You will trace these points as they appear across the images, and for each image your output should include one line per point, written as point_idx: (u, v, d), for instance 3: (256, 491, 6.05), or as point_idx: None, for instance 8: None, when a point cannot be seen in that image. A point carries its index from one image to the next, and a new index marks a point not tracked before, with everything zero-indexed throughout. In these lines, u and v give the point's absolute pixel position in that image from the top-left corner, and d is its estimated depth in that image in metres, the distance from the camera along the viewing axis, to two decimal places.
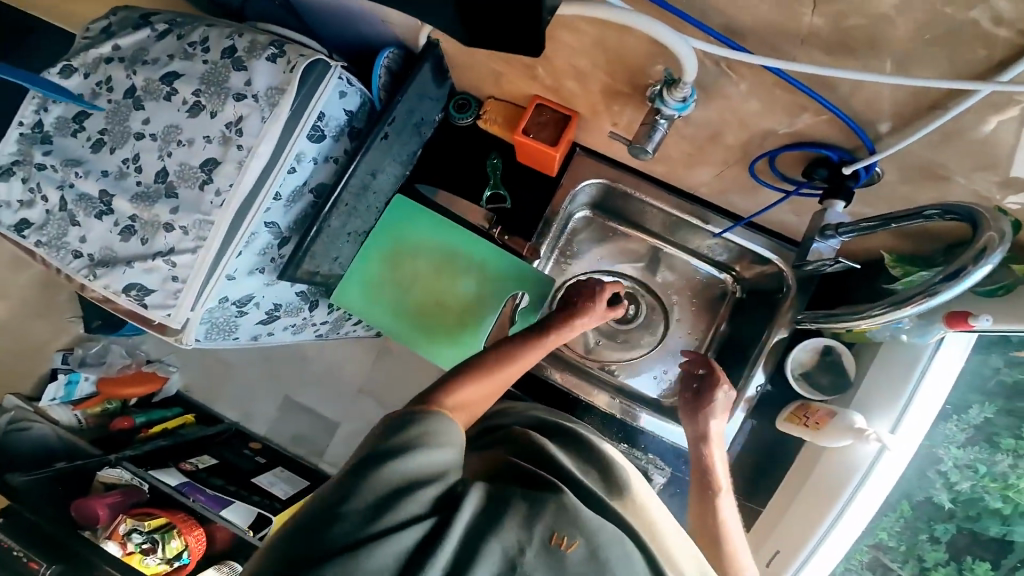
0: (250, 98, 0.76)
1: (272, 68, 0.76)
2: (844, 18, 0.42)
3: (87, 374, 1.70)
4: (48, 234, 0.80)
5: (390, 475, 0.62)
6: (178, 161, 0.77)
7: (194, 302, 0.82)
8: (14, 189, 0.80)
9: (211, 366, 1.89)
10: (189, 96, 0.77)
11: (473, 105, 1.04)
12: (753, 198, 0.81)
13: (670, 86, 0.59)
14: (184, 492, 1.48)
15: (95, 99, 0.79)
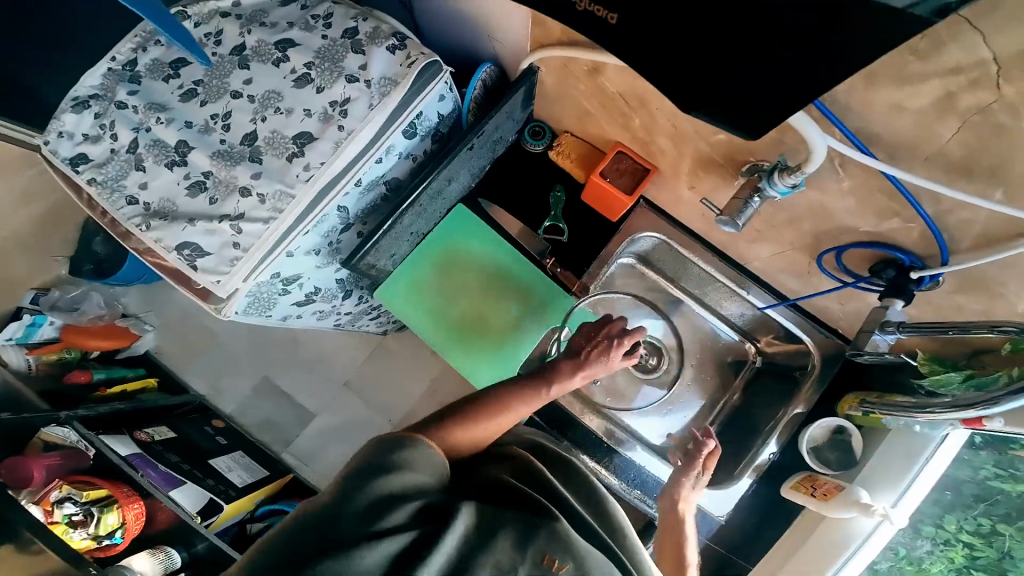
0: (362, 83, 0.78)
1: (390, 58, 0.79)
2: (978, 149, 0.48)
3: (54, 319, 1.51)
4: (106, 175, 0.77)
5: (387, 482, 0.66)
6: (271, 127, 0.78)
7: (247, 274, 0.78)
8: (85, 122, 0.78)
9: (190, 331, 1.77)
10: (300, 66, 0.79)
11: (548, 134, 1.07)
12: (806, 281, 0.88)
13: (784, 171, 0.64)
14: (134, 465, 1.34)
15: (200, 51, 0.81)
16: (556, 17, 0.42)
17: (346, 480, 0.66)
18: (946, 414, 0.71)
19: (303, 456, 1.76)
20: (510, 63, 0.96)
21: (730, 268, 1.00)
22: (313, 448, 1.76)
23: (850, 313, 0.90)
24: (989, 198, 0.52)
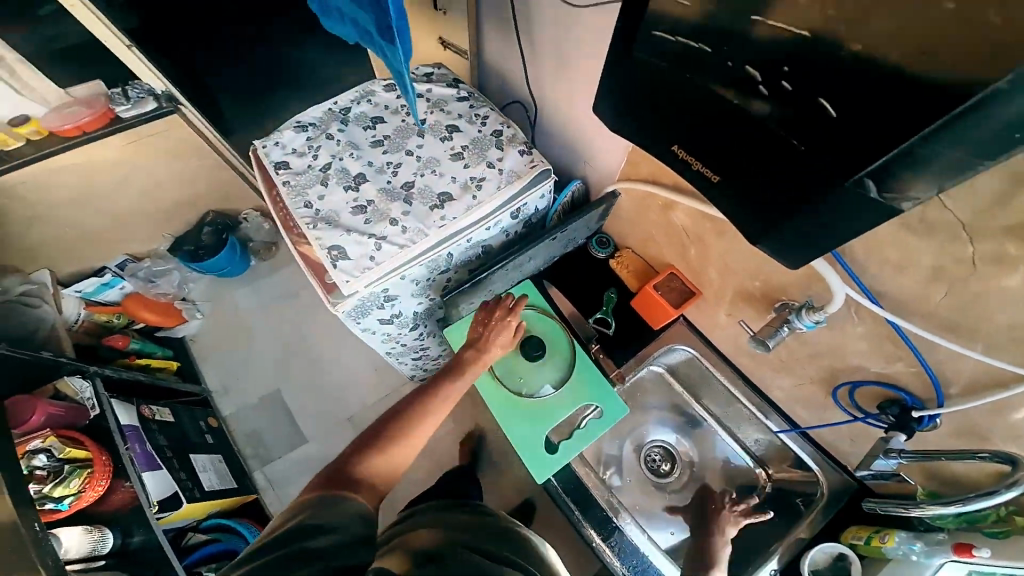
0: (496, 168, 1.05)
1: (520, 158, 1.06)
2: (964, 311, 0.67)
3: (126, 285, 1.63)
4: (299, 182, 1.04)
5: (302, 543, 0.67)
6: (426, 181, 1.03)
7: (371, 281, 0.96)
8: (298, 140, 1.10)
9: (230, 328, 1.86)
10: (459, 146, 1.07)
11: (611, 246, 1.26)
12: (819, 414, 1.01)
13: (810, 308, 0.83)
14: (124, 436, 1.31)
15: (393, 115, 1.13)
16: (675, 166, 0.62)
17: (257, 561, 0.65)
18: (934, 509, 0.81)
19: (277, 482, 1.72)
20: (594, 184, 1.26)
21: (753, 393, 1.12)
22: (289, 475, 1.73)
23: (858, 452, 1.00)
24: (974, 349, 0.69)
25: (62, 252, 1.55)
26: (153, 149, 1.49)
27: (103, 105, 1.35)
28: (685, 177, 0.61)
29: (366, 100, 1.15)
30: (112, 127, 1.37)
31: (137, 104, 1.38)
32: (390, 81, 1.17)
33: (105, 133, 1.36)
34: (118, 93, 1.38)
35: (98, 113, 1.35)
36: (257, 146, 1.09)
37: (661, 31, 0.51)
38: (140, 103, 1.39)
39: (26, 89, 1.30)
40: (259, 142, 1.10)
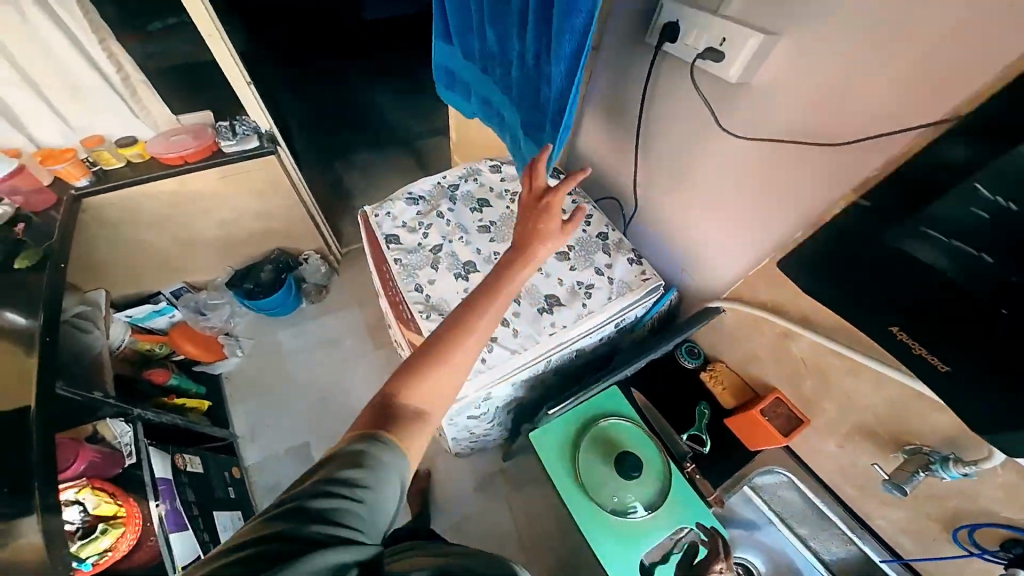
0: (607, 277, 1.03)
1: (630, 268, 1.05)
2: None
3: (176, 314, 1.59)
4: (410, 262, 1.04)
5: (316, 506, 0.55)
6: (531, 281, 1.02)
7: (479, 386, 0.93)
8: (409, 214, 1.13)
9: (270, 367, 1.76)
10: (564, 246, 1.08)
11: (702, 357, 1.24)
12: (933, 552, 0.97)
13: (958, 460, 0.82)
14: (157, 491, 1.17)
15: (498, 199, 1.16)
16: (886, 343, 0.62)
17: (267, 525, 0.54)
18: None
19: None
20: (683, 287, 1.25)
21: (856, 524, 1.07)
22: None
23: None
24: None
25: (125, 272, 1.50)
26: (244, 185, 1.48)
27: (209, 138, 1.35)
28: (910, 365, 0.60)
29: (472, 179, 1.19)
30: (211, 159, 1.36)
31: (241, 140, 1.39)
32: (495, 161, 1.23)
33: (203, 165, 1.35)
34: (226, 127, 1.38)
35: (199, 145, 1.34)
36: (370, 214, 1.12)
37: (937, 231, 0.52)
38: (244, 140, 1.39)
39: (145, 113, 1.31)
40: (373, 209, 1.13)
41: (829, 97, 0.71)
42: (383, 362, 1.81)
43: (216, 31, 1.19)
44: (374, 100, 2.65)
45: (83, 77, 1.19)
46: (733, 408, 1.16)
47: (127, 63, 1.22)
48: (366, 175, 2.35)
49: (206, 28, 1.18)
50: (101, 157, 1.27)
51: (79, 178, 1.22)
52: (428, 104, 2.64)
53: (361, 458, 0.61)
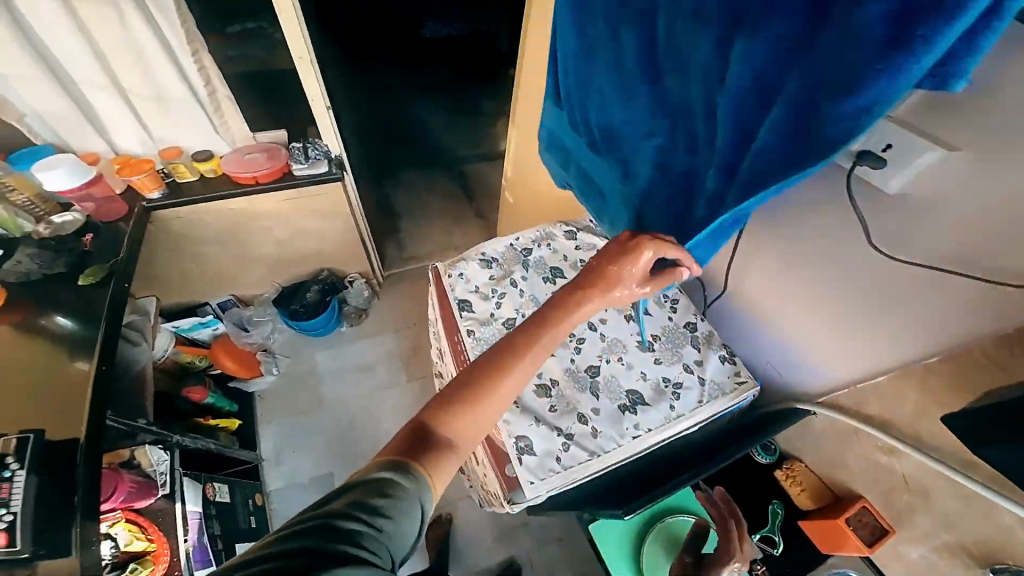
0: (696, 377, 0.94)
1: (723, 367, 0.94)
2: None
3: (220, 327, 1.55)
4: (483, 335, 1.01)
5: (342, 528, 0.49)
6: (610, 372, 0.94)
7: (554, 488, 0.85)
8: (482, 277, 1.10)
9: (304, 390, 1.69)
10: (647, 333, 0.98)
11: (778, 452, 1.16)
12: None
13: None
14: (188, 525, 1.10)
15: (572, 270, 1.11)
16: None
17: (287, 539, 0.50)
18: None
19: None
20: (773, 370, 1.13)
21: None
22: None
23: None
24: None
25: (179, 285, 1.49)
26: (303, 207, 1.44)
27: (283, 161, 1.32)
28: None
29: (546, 244, 1.15)
30: (281, 180, 1.33)
31: (312, 164, 1.36)
32: (570, 227, 1.18)
33: (273, 187, 1.32)
34: (299, 149, 1.36)
35: (271, 165, 1.31)
36: (445, 275, 1.11)
37: None
38: (313, 164, 1.35)
39: (224, 129, 1.29)
40: (447, 268, 1.12)
41: (989, 224, 0.61)
42: (415, 396, 1.71)
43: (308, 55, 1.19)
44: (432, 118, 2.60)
45: (171, 89, 1.16)
46: (807, 510, 1.06)
47: (215, 78, 1.19)
48: (416, 197, 2.35)
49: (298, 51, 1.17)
50: (176, 169, 1.26)
51: (151, 189, 1.21)
52: (485, 127, 2.57)
53: (395, 477, 0.54)
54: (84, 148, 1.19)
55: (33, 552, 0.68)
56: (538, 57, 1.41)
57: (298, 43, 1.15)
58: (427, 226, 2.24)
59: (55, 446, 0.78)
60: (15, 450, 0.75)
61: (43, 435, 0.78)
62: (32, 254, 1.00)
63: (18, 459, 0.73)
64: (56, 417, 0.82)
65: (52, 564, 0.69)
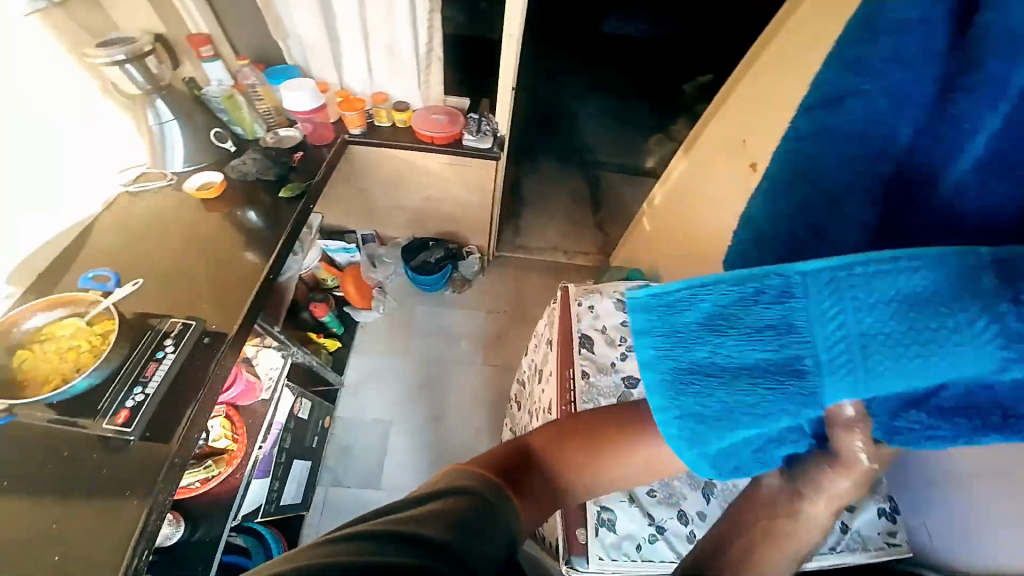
0: (842, 521, 0.82)
1: (876, 522, 0.82)
2: None
3: (357, 255, 1.62)
4: (598, 383, 0.93)
5: (434, 527, 0.36)
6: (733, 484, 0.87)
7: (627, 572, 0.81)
8: (612, 320, 1.03)
9: (398, 334, 1.65)
10: None
11: None
12: None
13: None
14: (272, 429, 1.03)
15: None
16: None
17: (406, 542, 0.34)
18: None
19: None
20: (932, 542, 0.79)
21: None
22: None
23: None
24: None
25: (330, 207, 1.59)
26: (464, 168, 1.44)
27: (457, 128, 1.35)
28: None
29: None
30: (453, 146, 1.37)
31: (481, 138, 1.37)
32: None
33: (444, 151, 1.37)
34: (474, 120, 1.39)
35: (451, 131, 1.36)
36: (574, 301, 1.04)
37: None
38: (481, 139, 1.37)
39: (426, 88, 1.36)
40: (577, 296, 1.05)
41: None
42: (483, 381, 1.58)
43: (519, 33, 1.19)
44: (585, 107, 2.30)
45: (401, 41, 1.23)
46: None
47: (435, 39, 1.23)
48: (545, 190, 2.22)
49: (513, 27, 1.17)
50: (378, 114, 1.37)
51: (355, 127, 1.33)
52: (640, 138, 2.19)
53: (489, 490, 0.44)
54: (318, 77, 1.31)
55: (138, 439, 0.68)
56: (754, 89, 1.22)
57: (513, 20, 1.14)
58: (544, 218, 1.97)
59: (205, 337, 0.78)
60: (176, 335, 0.76)
61: (200, 328, 0.79)
62: (254, 160, 1.06)
63: (173, 345, 0.75)
64: (219, 309, 0.83)
65: (152, 452, 0.67)
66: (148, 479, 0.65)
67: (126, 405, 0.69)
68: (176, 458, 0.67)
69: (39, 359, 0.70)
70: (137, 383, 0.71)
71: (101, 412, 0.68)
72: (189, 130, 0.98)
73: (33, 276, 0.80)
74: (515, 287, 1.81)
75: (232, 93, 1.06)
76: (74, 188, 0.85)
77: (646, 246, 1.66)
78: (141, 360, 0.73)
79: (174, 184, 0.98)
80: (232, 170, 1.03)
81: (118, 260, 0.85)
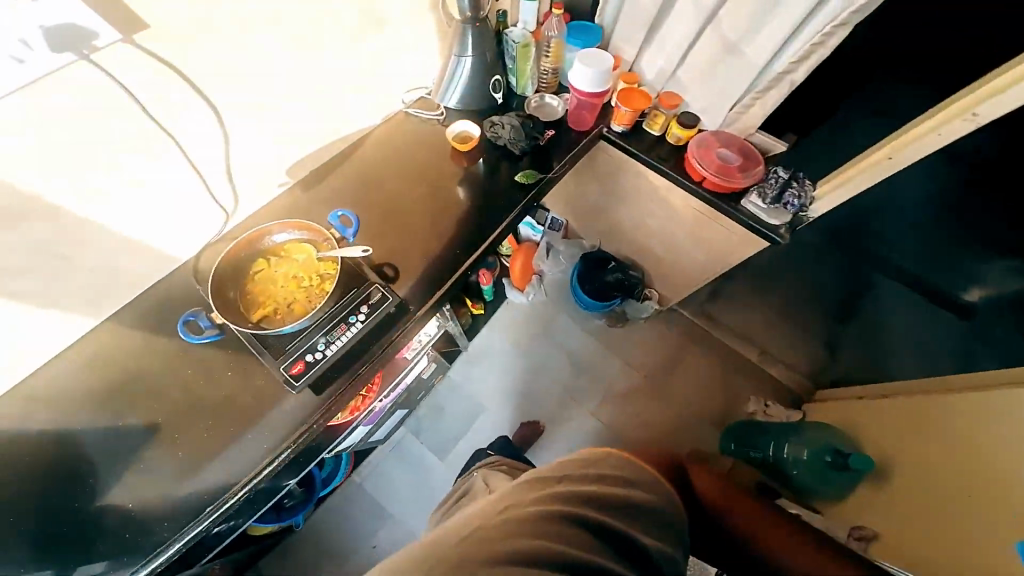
0: None
1: None
2: None
3: (542, 238, 1.45)
4: None
5: (574, 503, 0.49)
6: None
7: None
8: None
9: (536, 333, 1.50)
10: None
11: None
12: None
13: None
14: (393, 389, 1.01)
15: None
16: None
17: (551, 522, 0.48)
18: None
19: (387, 497, 1.33)
20: None
21: None
22: (399, 477, 1.35)
23: None
24: None
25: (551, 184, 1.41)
26: None
27: (746, 182, 0.90)
28: None
29: None
30: (723, 202, 0.92)
31: (770, 209, 0.89)
32: None
33: (707, 203, 0.93)
34: (776, 182, 0.89)
35: (733, 182, 0.90)
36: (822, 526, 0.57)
37: None
38: (771, 211, 0.89)
39: (739, 112, 0.93)
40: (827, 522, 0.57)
41: None
42: (586, 436, 1.38)
43: (988, 115, 0.64)
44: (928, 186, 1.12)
45: (758, 47, 0.81)
46: None
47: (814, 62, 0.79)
48: None
49: (991, 104, 0.63)
50: (653, 117, 0.98)
51: (619, 123, 0.98)
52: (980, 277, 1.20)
53: (597, 461, 0.55)
54: (615, 48, 1.00)
55: (300, 390, 0.71)
56: None
57: (991, 99, 0.63)
58: (762, 295, 1.44)
59: (391, 309, 0.76)
60: (371, 305, 0.75)
61: (392, 304, 0.76)
62: (511, 124, 0.91)
63: (365, 315, 0.74)
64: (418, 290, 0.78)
65: (305, 400, 0.72)
66: (286, 427, 0.71)
67: (304, 357, 0.71)
68: (318, 417, 0.72)
69: (271, 278, 0.75)
70: (323, 339, 0.72)
71: (285, 353, 0.70)
72: (478, 68, 0.89)
73: (305, 172, 0.83)
74: (676, 356, 1.44)
75: (529, 42, 0.93)
76: (370, 101, 0.84)
77: (874, 426, 1.08)
78: (334, 317, 0.73)
79: (441, 121, 0.95)
80: (489, 127, 0.92)
81: (366, 188, 0.86)
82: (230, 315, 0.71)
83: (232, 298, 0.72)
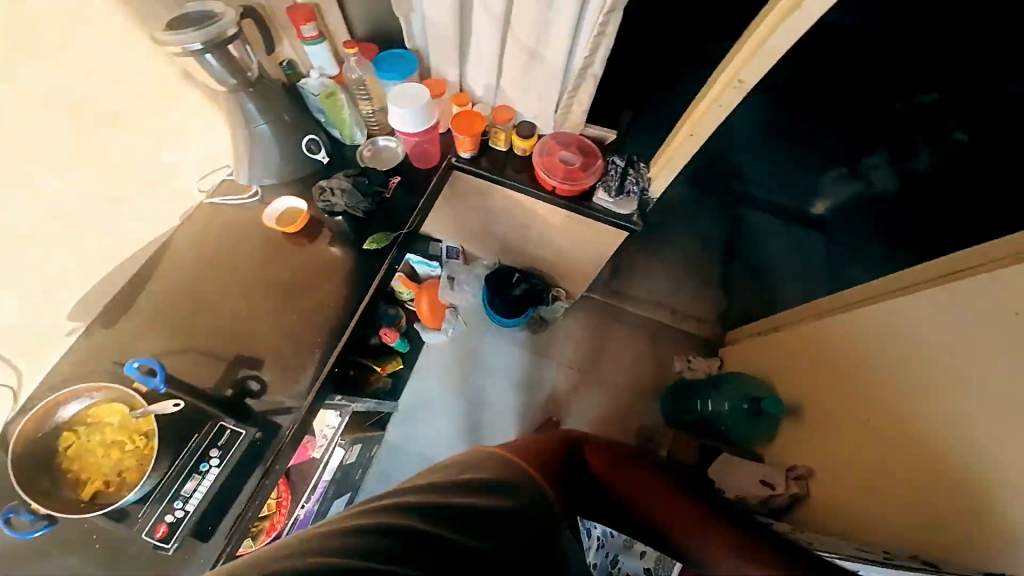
0: None
1: None
2: None
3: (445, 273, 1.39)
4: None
5: (404, 506, 0.41)
6: None
7: None
8: None
9: (462, 366, 1.45)
10: None
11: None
12: None
13: None
14: (314, 490, 0.93)
15: None
16: None
17: (359, 526, 0.39)
18: None
19: None
20: None
21: None
22: None
23: None
24: None
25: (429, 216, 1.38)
26: None
27: (592, 180, 0.93)
28: None
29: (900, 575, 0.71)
30: (578, 204, 0.95)
31: (619, 199, 0.93)
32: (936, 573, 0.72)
33: (565, 208, 0.96)
34: (617, 171, 0.93)
35: (581, 182, 0.93)
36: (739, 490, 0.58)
37: None
38: (620, 202, 0.93)
39: (564, 113, 0.95)
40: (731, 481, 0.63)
41: None
42: None
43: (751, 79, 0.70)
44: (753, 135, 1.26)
45: (553, 50, 0.82)
46: None
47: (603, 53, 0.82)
48: None
49: (749, 69, 0.69)
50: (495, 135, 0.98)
51: (464, 150, 0.96)
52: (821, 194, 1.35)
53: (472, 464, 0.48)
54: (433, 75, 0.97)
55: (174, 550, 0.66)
56: None
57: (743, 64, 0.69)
58: (653, 261, 1.52)
59: (256, 436, 0.72)
60: (223, 442, 0.70)
61: (250, 437, 0.71)
62: (341, 187, 0.87)
63: (219, 456, 0.69)
64: None
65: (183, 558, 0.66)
66: None
67: (165, 519, 0.65)
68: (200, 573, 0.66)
69: (86, 449, 0.67)
70: (181, 495, 0.66)
71: (142, 520, 0.65)
72: (278, 135, 0.85)
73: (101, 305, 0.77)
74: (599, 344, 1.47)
75: (332, 92, 0.88)
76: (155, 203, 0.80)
77: (783, 360, 1.16)
78: (184, 469, 0.67)
79: (259, 200, 0.90)
80: (319, 195, 0.87)
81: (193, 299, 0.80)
82: (56, 504, 0.64)
83: (50, 487, 0.65)
